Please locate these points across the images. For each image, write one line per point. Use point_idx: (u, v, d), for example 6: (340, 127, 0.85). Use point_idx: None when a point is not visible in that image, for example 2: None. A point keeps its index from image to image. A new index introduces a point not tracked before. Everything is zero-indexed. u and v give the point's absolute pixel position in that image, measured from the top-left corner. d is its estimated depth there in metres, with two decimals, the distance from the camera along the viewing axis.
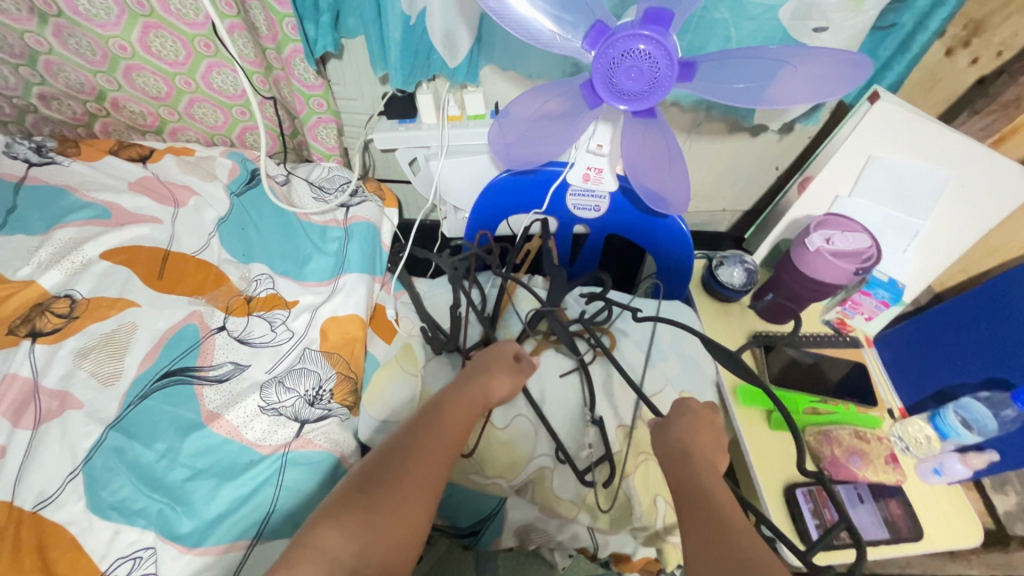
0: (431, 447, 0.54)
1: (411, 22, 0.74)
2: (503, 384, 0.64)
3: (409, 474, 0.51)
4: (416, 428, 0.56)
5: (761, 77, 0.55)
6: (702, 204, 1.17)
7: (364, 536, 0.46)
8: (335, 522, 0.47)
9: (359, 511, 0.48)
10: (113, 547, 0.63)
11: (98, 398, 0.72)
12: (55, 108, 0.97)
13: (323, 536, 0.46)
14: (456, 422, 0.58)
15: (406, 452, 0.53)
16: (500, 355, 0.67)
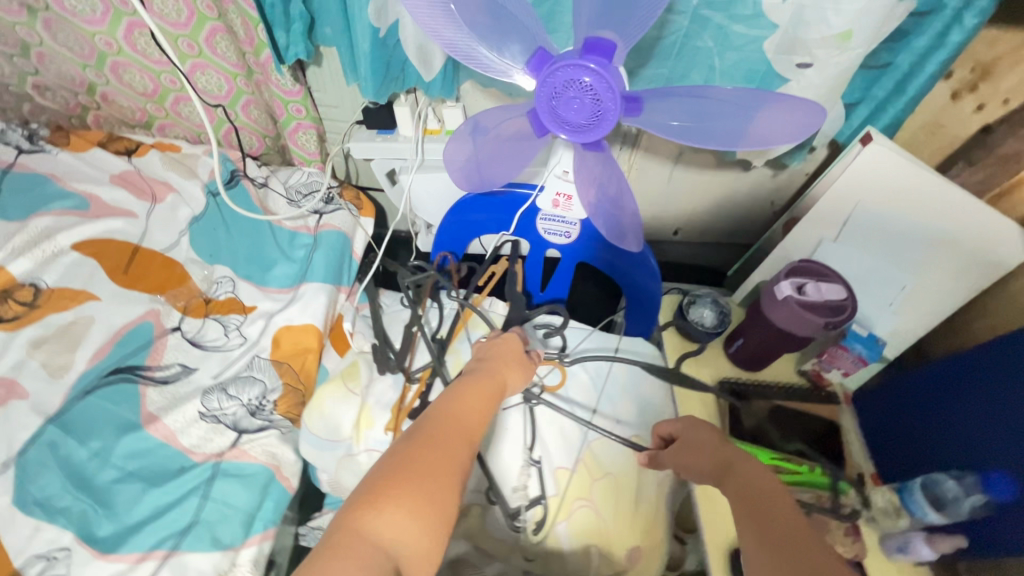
0: (470, 418, 0.50)
1: (381, 35, 0.72)
2: (516, 378, 0.61)
3: (459, 443, 0.47)
4: (451, 398, 0.52)
5: (699, 117, 0.51)
6: (692, 235, 1.12)
7: (426, 506, 0.42)
8: (394, 491, 0.42)
9: (418, 476, 0.43)
10: (32, 543, 0.61)
11: (43, 391, 0.71)
12: (49, 99, 0.99)
13: (381, 507, 0.41)
14: (487, 398, 0.55)
15: (451, 423, 0.49)
16: (510, 346, 0.65)
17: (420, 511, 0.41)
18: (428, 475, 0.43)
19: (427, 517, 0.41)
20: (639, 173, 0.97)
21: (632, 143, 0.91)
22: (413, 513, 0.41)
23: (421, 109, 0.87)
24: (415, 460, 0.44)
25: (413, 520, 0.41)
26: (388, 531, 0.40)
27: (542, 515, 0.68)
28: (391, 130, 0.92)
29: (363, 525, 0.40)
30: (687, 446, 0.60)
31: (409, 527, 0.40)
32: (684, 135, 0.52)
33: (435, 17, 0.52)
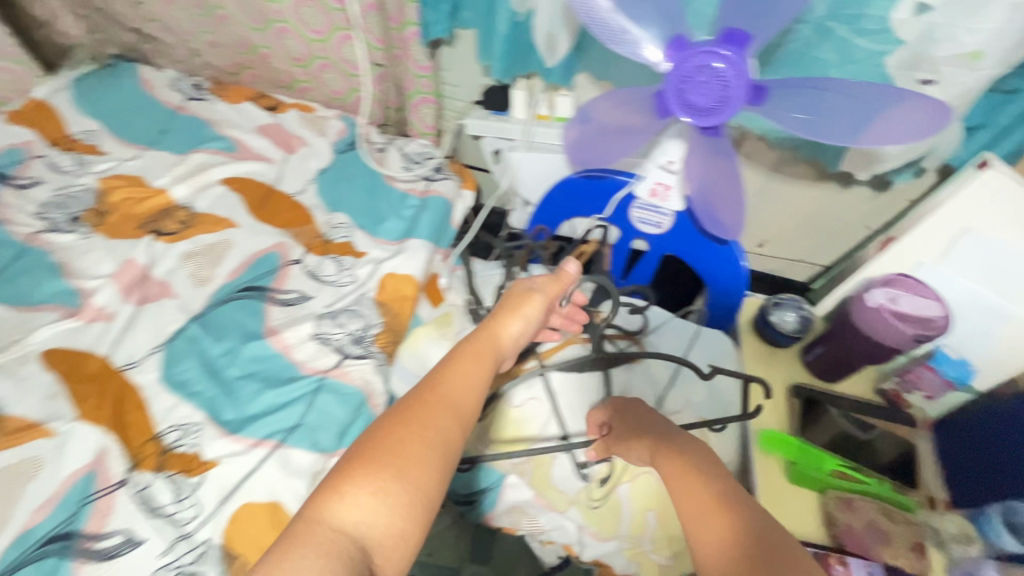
0: (450, 398, 0.53)
1: (519, 19, 0.82)
2: (512, 326, 0.63)
3: (434, 423, 0.51)
4: (435, 376, 0.55)
5: (824, 112, 0.55)
6: (778, 248, 1.13)
7: (389, 489, 0.46)
8: (355, 478, 0.46)
9: (383, 462, 0.47)
10: (172, 414, 0.74)
11: (190, 295, 0.86)
12: (216, 55, 1.15)
13: (343, 495, 0.45)
14: (474, 371, 0.57)
15: (426, 404, 0.52)
16: (511, 294, 0.65)
17: (384, 491, 0.46)
18: (393, 459, 0.47)
19: (390, 498, 0.46)
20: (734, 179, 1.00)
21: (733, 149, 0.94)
22: (376, 497, 0.45)
23: (535, 95, 0.96)
24: (380, 447, 0.48)
25: (376, 504, 0.45)
26: (352, 517, 0.44)
27: (608, 471, 0.73)
28: (505, 112, 1.00)
29: (328, 513, 0.44)
30: (630, 431, 0.67)
31: (374, 511, 0.45)
32: (805, 127, 0.56)
33: None
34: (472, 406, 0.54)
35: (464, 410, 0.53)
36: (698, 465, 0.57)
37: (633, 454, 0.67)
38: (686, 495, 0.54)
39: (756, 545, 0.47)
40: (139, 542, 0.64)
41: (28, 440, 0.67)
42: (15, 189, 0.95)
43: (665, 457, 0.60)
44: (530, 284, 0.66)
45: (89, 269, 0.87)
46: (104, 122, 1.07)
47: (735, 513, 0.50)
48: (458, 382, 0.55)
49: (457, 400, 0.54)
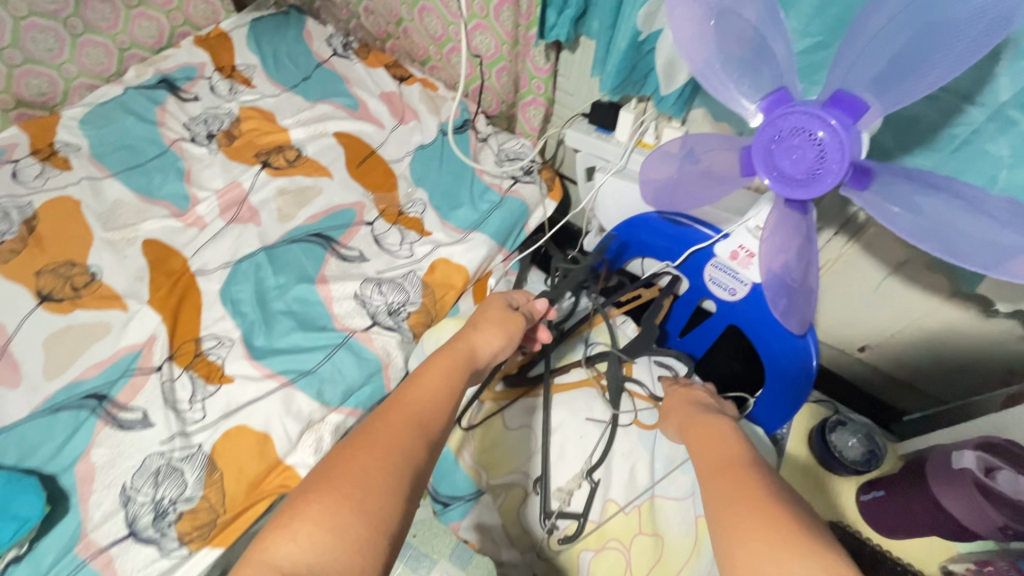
0: (421, 412, 0.47)
1: (640, 39, 0.75)
2: (487, 338, 0.59)
3: (401, 445, 0.44)
4: (401, 394, 0.49)
5: (934, 215, 0.45)
6: (883, 360, 0.93)
7: (344, 522, 0.38)
8: (307, 511, 0.39)
9: (338, 489, 0.40)
10: (214, 325, 0.82)
11: (270, 227, 0.94)
12: (370, 21, 1.23)
13: (291, 533, 0.38)
14: (445, 381, 0.52)
15: (389, 421, 0.46)
16: (490, 311, 0.63)
17: (340, 527, 0.38)
18: (352, 484, 0.40)
19: (347, 531, 0.38)
20: (845, 268, 0.85)
21: (851, 233, 0.80)
22: (329, 531, 0.38)
23: (644, 120, 0.89)
24: (336, 473, 0.41)
25: (330, 539, 0.37)
26: (301, 558, 0.36)
27: (575, 530, 0.67)
28: (609, 131, 0.94)
29: (271, 554, 0.37)
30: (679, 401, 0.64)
31: (327, 548, 0.37)
32: (904, 227, 0.46)
33: (691, 24, 0.52)
34: (441, 423, 0.48)
35: (436, 422, 0.48)
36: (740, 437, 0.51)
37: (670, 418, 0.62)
38: (711, 450, 0.49)
39: (783, 504, 0.38)
40: (149, 425, 0.72)
41: (107, 308, 0.82)
42: (178, 101, 1.12)
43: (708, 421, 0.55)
44: (509, 302, 0.66)
45: (206, 181, 1.01)
46: (262, 60, 1.21)
47: (758, 468, 0.44)
48: (431, 392, 0.50)
49: (426, 416, 0.47)
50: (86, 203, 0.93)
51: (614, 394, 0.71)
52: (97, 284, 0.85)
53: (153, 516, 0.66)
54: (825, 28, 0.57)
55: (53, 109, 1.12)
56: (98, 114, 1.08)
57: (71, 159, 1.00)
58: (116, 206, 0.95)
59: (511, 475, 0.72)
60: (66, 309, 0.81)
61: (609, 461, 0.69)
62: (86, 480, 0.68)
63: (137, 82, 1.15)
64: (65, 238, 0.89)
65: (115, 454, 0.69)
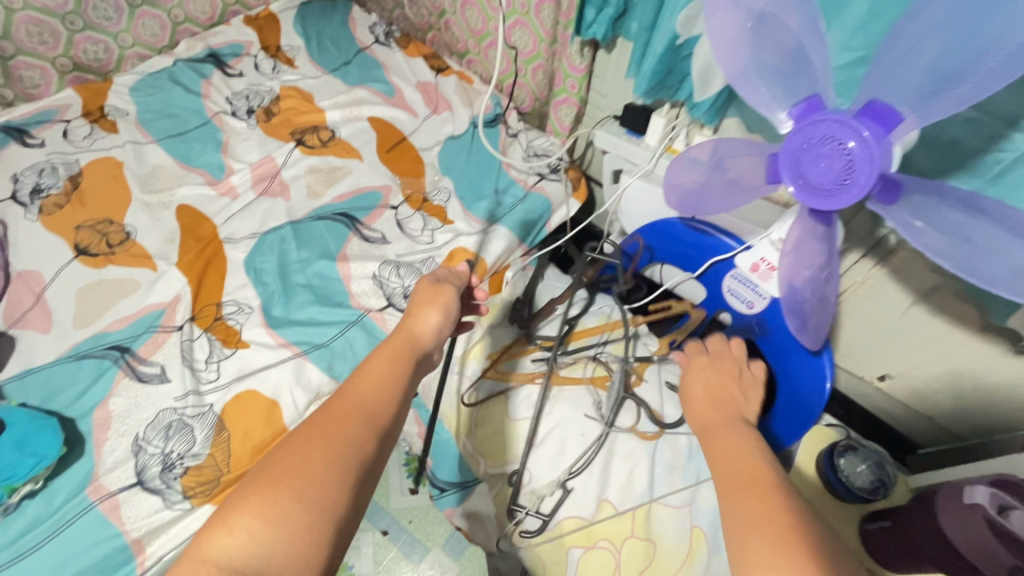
0: (366, 403, 0.46)
1: (678, 42, 0.74)
2: (428, 321, 0.55)
3: (345, 435, 0.43)
4: (346, 385, 0.48)
5: (959, 231, 0.44)
6: (903, 391, 0.90)
7: (284, 515, 0.37)
8: (246, 505, 0.38)
9: (279, 484, 0.39)
10: (236, 292, 0.85)
11: (299, 202, 0.97)
12: (413, 11, 1.26)
13: (229, 525, 0.37)
14: (392, 368, 0.50)
15: (334, 415, 0.44)
16: (422, 291, 0.59)
17: (280, 518, 0.37)
18: (293, 478, 0.39)
19: (288, 524, 0.37)
20: (871, 292, 0.83)
21: (880, 256, 0.78)
22: (268, 524, 0.37)
23: (676, 125, 0.88)
24: (277, 465, 0.40)
25: (269, 532, 0.37)
26: (239, 551, 0.36)
27: (541, 531, 0.68)
28: (639, 135, 0.93)
29: (208, 548, 0.36)
30: (707, 394, 0.61)
31: (266, 540, 0.36)
32: (924, 241, 0.46)
33: (729, 27, 0.51)
34: (390, 409, 0.47)
35: (384, 411, 0.46)
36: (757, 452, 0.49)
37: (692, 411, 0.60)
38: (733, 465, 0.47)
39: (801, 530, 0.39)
40: (166, 380, 0.75)
41: (138, 266, 0.85)
42: (223, 76, 1.16)
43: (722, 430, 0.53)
44: (436, 275, 0.61)
45: (242, 154, 1.04)
46: (306, 43, 1.24)
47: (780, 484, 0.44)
48: (375, 381, 0.48)
49: (372, 406, 0.46)
50: (128, 165, 0.97)
51: (614, 406, 0.71)
52: (130, 243, 0.88)
53: (161, 468, 0.68)
54: (869, 44, 0.55)
55: (106, 76, 1.18)
56: (147, 83, 1.13)
57: (118, 124, 1.05)
58: (156, 170, 0.99)
59: (508, 466, 0.72)
60: (100, 263, 0.85)
61: (608, 464, 0.69)
62: (102, 426, 0.70)
63: (186, 55, 1.19)
64: (104, 196, 0.93)
65: (132, 405, 0.72)
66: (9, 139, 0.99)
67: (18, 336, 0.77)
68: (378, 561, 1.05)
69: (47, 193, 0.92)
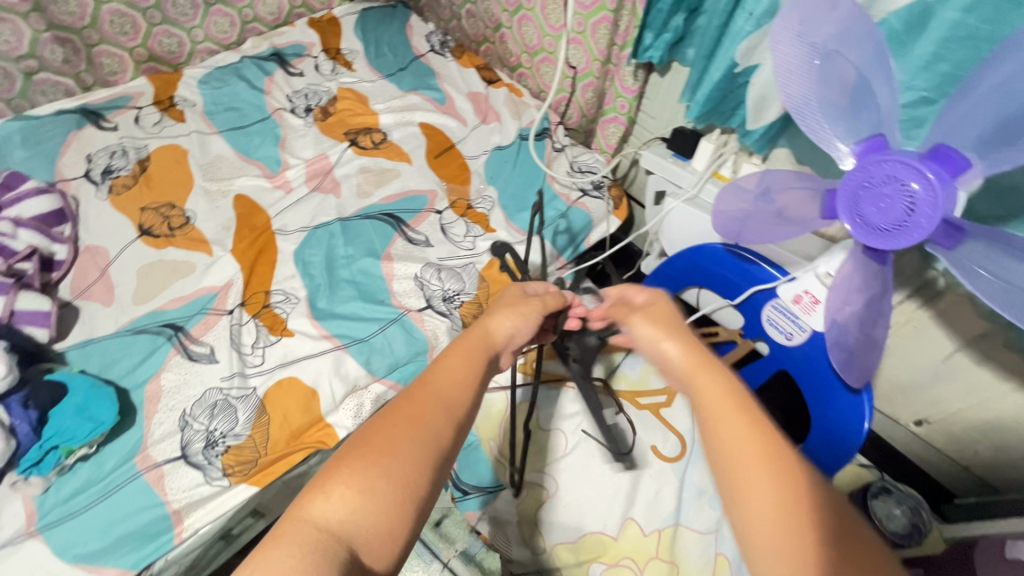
0: (446, 392, 0.46)
1: (735, 71, 0.75)
2: (504, 321, 0.56)
3: (428, 418, 0.43)
4: (427, 372, 0.48)
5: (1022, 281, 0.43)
6: (940, 437, 0.87)
7: (377, 487, 0.38)
8: (340, 473, 0.39)
9: (369, 457, 0.40)
10: (284, 281, 0.88)
11: (348, 200, 1.00)
12: (469, 23, 1.29)
13: (325, 491, 0.38)
14: (468, 362, 0.50)
15: (417, 399, 0.44)
16: (505, 297, 0.60)
17: (370, 491, 0.38)
18: (381, 454, 0.40)
19: (378, 497, 0.38)
20: (914, 335, 0.81)
21: (926, 298, 0.77)
22: (359, 494, 0.38)
23: (724, 152, 0.89)
24: (367, 441, 0.41)
25: (361, 502, 0.38)
26: (337, 515, 0.37)
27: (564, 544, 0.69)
28: (686, 158, 0.94)
29: (307, 511, 0.37)
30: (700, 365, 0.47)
31: (359, 509, 0.37)
32: (986, 288, 0.45)
33: (794, 63, 0.52)
34: (468, 400, 0.47)
35: (463, 403, 0.46)
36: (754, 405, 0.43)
37: (661, 351, 0.50)
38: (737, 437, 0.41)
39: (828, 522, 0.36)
40: (214, 361, 0.78)
41: (195, 250, 0.90)
42: (285, 75, 1.21)
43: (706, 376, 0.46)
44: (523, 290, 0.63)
45: (297, 150, 1.08)
46: (365, 47, 1.28)
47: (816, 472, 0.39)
48: (454, 371, 0.48)
49: (453, 395, 0.46)
50: (192, 154, 1.03)
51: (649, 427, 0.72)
52: (189, 227, 0.92)
53: (204, 445, 0.72)
54: (933, 84, 0.55)
55: (177, 67, 1.24)
56: (214, 76, 1.18)
57: (186, 114, 1.10)
58: (217, 160, 1.03)
59: (534, 476, 0.72)
60: (161, 245, 0.89)
61: (636, 483, 0.68)
62: (153, 400, 0.74)
63: (252, 53, 1.25)
64: (169, 181, 0.98)
65: (182, 381, 0.76)
66: (86, 122, 1.05)
67: (81, 307, 0.82)
68: None
69: (117, 174, 0.97)
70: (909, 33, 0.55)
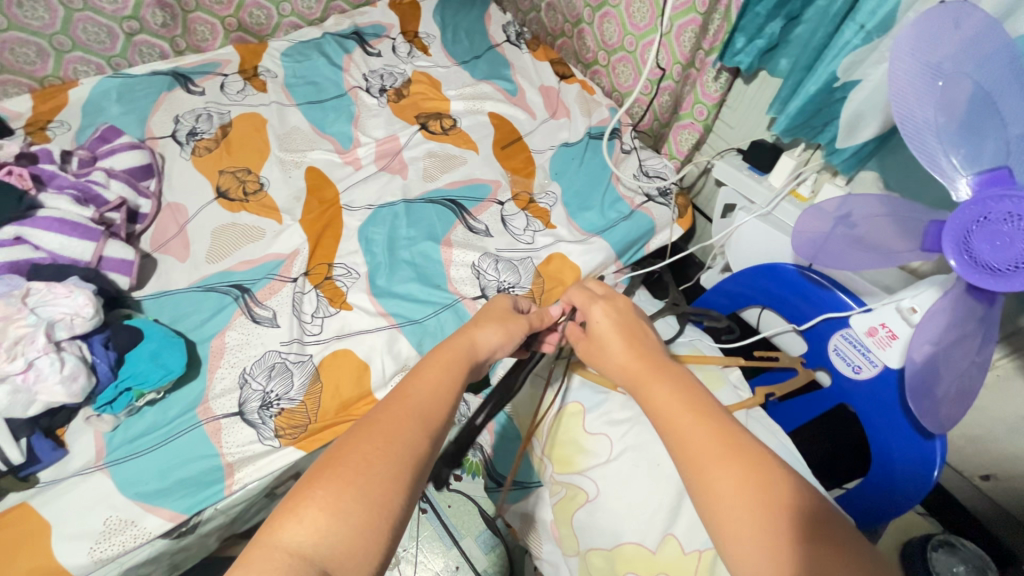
0: (424, 405, 0.46)
1: (835, 85, 0.72)
2: (490, 335, 0.57)
3: (403, 433, 0.44)
4: (404, 386, 0.48)
5: None
6: (1011, 495, 0.79)
7: (347, 508, 0.39)
8: (314, 497, 0.39)
9: (342, 476, 0.40)
10: (347, 256, 0.90)
11: (414, 182, 1.01)
12: (547, 16, 1.28)
13: (298, 514, 0.38)
14: (448, 373, 0.50)
15: (390, 416, 0.45)
16: (493, 311, 0.61)
17: (344, 513, 0.39)
18: (354, 476, 0.40)
19: (347, 521, 0.38)
20: (995, 385, 0.74)
21: (1015, 348, 0.71)
22: (332, 517, 0.38)
23: (804, 170, 0.84)
24: (342, 459, 0.41)
25: (334, 524, 0.38)
26: (307, 541, 0.37)
27: (602, 551, 0.68)
28: (762, 173, 0.90)
29: (278, 535, 0.38)
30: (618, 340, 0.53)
31: (332, 532, 0.38)
32: None
33: (914, 87, 0.49)
34: (445, 412, 0.47)
35: (440, 414, 0.47)
36: (700, 401, 0.44)
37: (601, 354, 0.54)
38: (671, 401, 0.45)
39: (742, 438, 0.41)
40: (275, 325, 0.81)
41: (266, 216, 0.93)
42: (363, 54, 1.23)
43: (667, 388, 0.46)
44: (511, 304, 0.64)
45: (369, 129, 1.10)
46: (442, 33, 1.29)
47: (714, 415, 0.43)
48: (428, 383, 0.49)
49: (431, 407, 0.47)
50: (271, 123, 1.06)
51: None
52: (262, 194, 0.96)
53: (259, 404, 0.74)
54: None
55: (262, 39, 1.29)
56: (297, 50, 1.22)
57: (268, 84, 1.14)
58: (293, 131, 1.07)
59: (575, 477, 0.72)
60: (235, 208, 0.93)
61: (679, 499, 0.64)
62: (217, 355, 0.77)
63: (334, 30, 1.28)
64: (247, 148, 1.02)
65: (244, 340, 0.79)
66: (176, 84, 1.10)
67: (159, 259, 0.86)
68: (415, 534, 1.09)
69: (200, 137, 1.02)
70: None
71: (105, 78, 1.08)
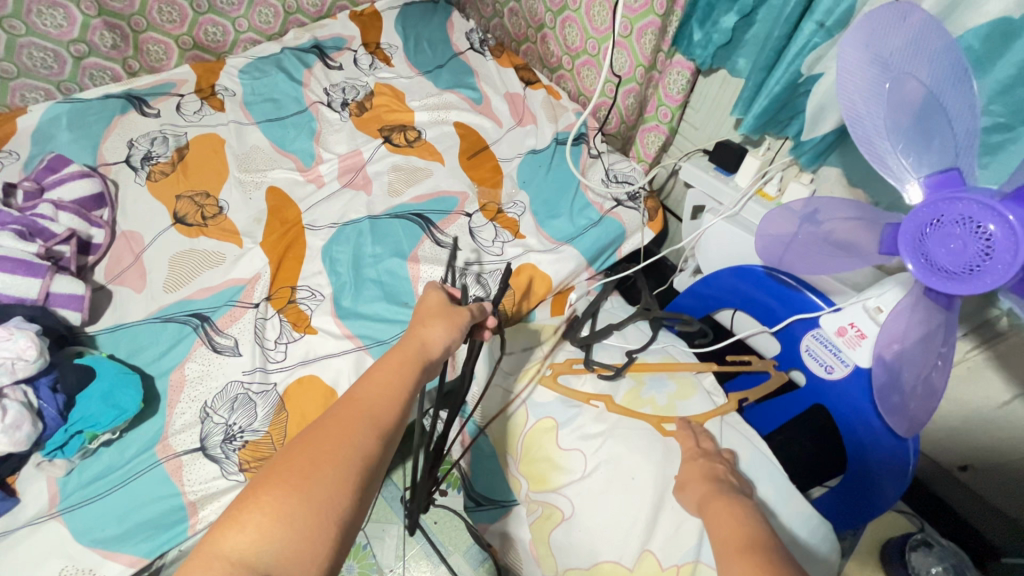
0: (374, 407, 0.45)
1: (799, 81, 0.71)
2: (440, 333, 0.55)
3: (352, 436, 0.43)
4: (353, 389, 0.47)
5: None
6: (989, 484, 0.78)
7: (291, 513, 0.38)
8: (258, 502, 0.39)
9: (288, 482, 0.40)
10: (311, 277, 0.88)
11: (379, 198, 0.99)
12: (511, 21, 1.26)
13: (240, 522, 0.38)
14: (400, 374, 0.49)
15: (338, 420, 0.44)
16: (429, 305, 0.58)
17: (289, 518, 0.38)
18: (299, 482, 0.40)
19: (292, 526, 0.38)
20: (967, 376, 0.74)
21: (984, 339, 0.70)
22: (276, 522, 0.38)
23: (769, 169, 0.84)
24: (286, 465, 0.41)
25: (277, 528, 0.38)
26: (250, 548, 0.37)
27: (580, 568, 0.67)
28: (729, 173, 0.90)
29: (218, 544, 0.37)
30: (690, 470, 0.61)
31: (274, 536, 0.37)
32: None
33: (864, 87, 0.48)
34: (396, 413, 0.46)
35: (389, 414, 0.46)
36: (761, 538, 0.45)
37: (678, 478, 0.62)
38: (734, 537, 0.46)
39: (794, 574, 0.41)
40: (238, 354, 0.78)
41: (226, 240, 0.90)
42: (324, 68, 1.21)
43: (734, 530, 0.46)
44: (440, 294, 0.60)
45: (331, 145, 1.08)
46: (404, 42, 1.27)
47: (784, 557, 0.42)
48: (378, 386, 0.47)
49: (379, 409, 0.46)
50: (229, 144, 1.04)
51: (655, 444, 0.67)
52: (222, 218, 0.93)
53: (222, 438, 0.72)
54: (1011, 110, 0.53)
55: (220, 56, 1.26)
56: (255, 66, 1.19)
57: (225, 103, 1.12)
58: (252, 151, 1.04)
59: (551, 495, 0.70)
60: (193, 234, 0.90)
61: (655, 515, 0.63)
62: (177, 388, 0.75)
63: (293, 45, 1.25)
64: (205, 171, 0.99)
65: (204, 372, 0.76)
66: (130, 107, 1.07)
67: (114, 291, 0.83)
68: (400, 554, 1.06)
69: (156, 161, 0.99)
70: (990, 52, 0.52)
71: (55, 104, 1.05)
